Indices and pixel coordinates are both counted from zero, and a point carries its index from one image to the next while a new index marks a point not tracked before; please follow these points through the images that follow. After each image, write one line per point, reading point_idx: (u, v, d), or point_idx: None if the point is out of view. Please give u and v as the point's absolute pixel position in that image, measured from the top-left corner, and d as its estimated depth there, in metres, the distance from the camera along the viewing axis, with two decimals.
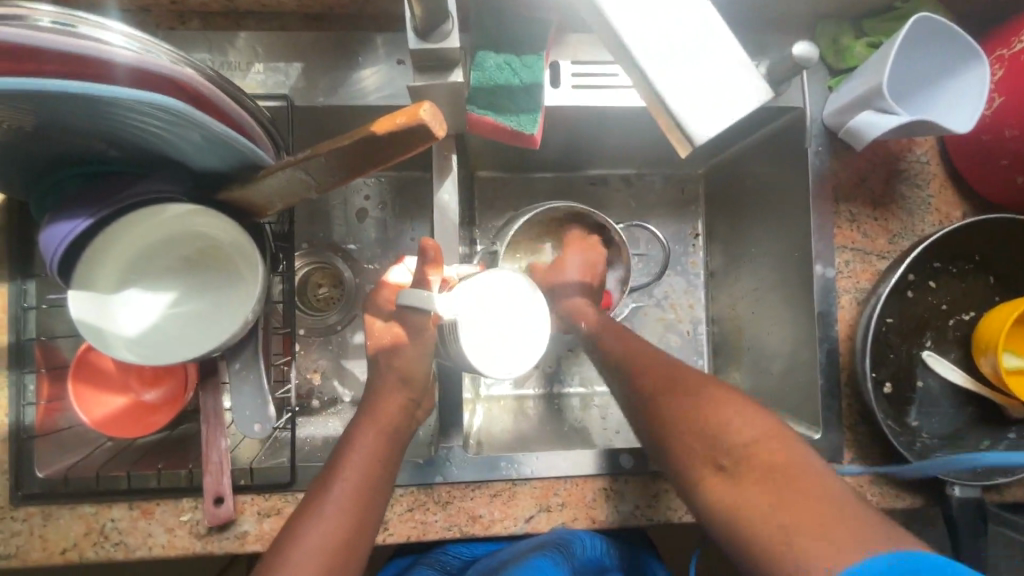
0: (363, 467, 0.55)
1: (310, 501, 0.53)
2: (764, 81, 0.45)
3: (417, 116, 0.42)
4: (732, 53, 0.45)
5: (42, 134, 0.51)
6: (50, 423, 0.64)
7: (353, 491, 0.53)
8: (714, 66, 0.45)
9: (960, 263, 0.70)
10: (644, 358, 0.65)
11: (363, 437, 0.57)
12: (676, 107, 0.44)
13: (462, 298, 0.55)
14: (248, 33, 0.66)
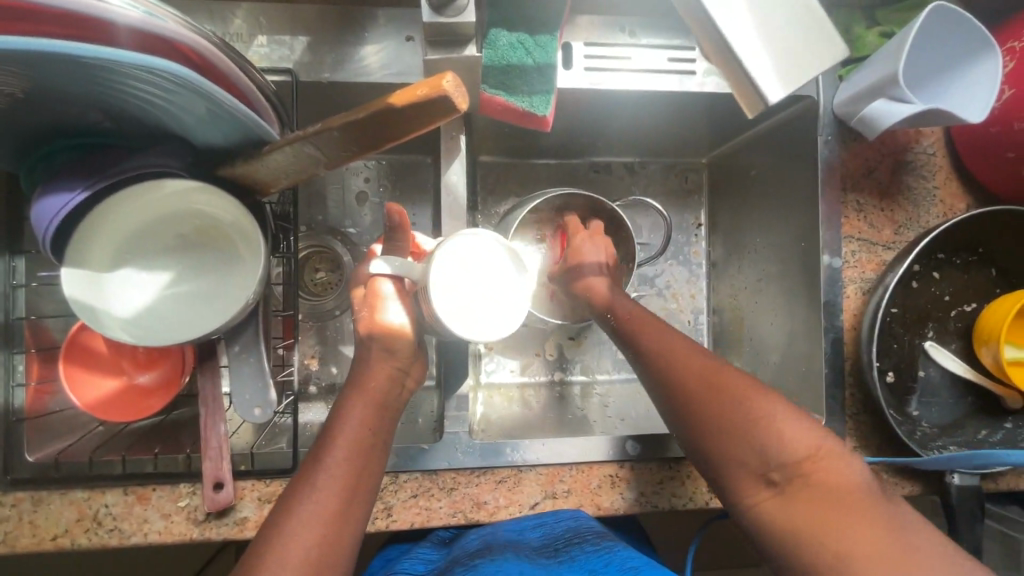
0: (354, 444, 0.52)
1: (298, 480, 0.50)
2: (840, 46, 0.55)
3: (440, 87, 0.41)
4: (787, 24, 0.55)
5: (35, 101, 0.48)
6: (40, 405, 0.62)
7: (343, 471, 0.50)
8: (772, 37, 0.54)
9: (965, 255, 0.71)
10: (689, 356, 0.59)
11: (352, 413, 0.53)
12: (764, 87, 0.54)
13: (441, 261, 0.54)
14: (251, 4, 0.64)
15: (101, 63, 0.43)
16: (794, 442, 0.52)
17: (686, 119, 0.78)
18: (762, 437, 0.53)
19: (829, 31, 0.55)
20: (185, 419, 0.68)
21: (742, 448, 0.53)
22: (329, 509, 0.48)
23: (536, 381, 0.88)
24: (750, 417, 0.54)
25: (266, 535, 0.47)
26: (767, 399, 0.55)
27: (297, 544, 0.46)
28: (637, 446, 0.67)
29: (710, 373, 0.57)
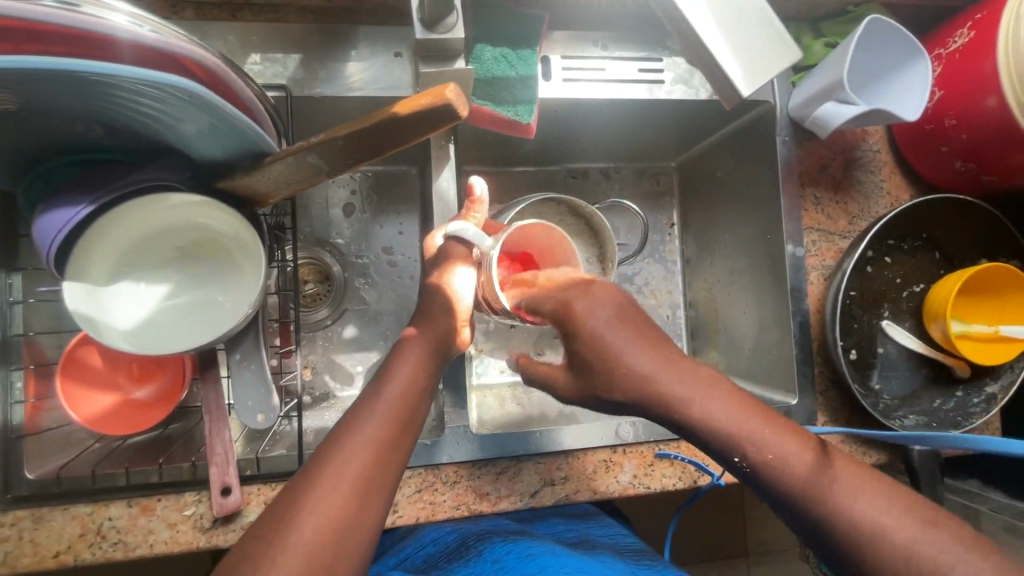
0: (393, 416, 0.51)
1: (330, 442, 0.49)
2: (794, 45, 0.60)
3: (442, 97, 0.45)
4: (750, 30, 0.60)
5: (39, 119, 0.50)
6: (38, 422, 0.62)
7: (380, 434, 0.50)
8: (739, 41, 0.60)
9: (910, 241, 0.78)
10: (687, 390, 0.53)
11: (392, 382, 0.53)
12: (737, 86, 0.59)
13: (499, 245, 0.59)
14: (244, 24, 0.67)
15: (110, 79, 0.44)
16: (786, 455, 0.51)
17: (656, 126, 0.83)
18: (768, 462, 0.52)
19: (781, 40, 0.60)
20: (180, 432, 0.68)
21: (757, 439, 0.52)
22: (357, 470, 0.48)
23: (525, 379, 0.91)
24: (749, 434, 0.52)
25: (297, 491, 0.46)
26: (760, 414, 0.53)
27: (325, 503, 0.46)
28: (628, 432, 0.71)
29: (709, 407, 0.53)
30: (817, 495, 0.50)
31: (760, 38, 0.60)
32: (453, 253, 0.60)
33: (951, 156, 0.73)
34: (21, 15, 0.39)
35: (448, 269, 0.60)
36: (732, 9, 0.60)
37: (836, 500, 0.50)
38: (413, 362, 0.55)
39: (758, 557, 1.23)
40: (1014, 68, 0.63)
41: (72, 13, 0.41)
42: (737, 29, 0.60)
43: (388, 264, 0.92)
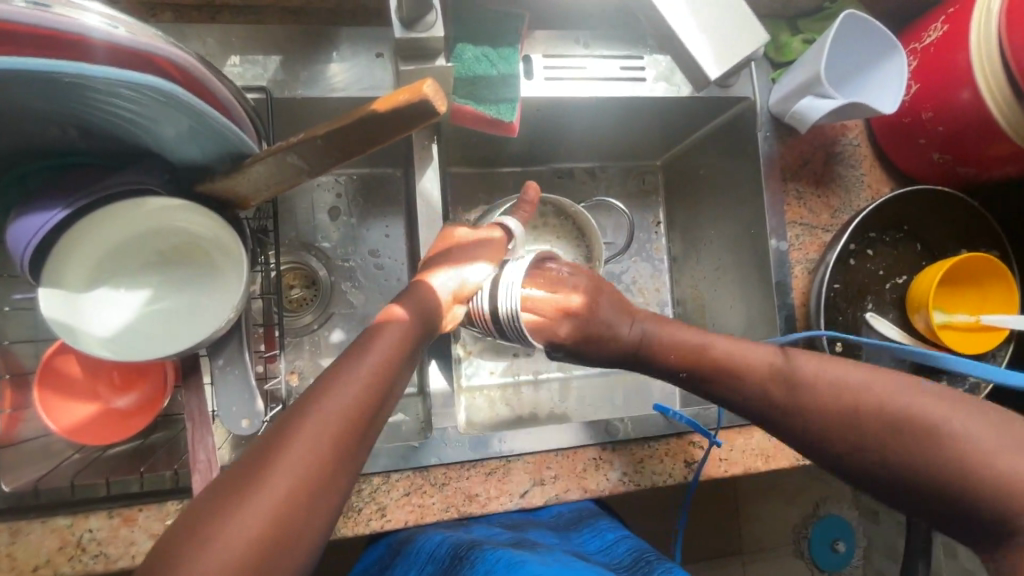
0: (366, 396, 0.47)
1: (287, 422, 0.44)
2: (763, 29, 0.61)
3: (420, 93, 0.44)
4: (722, 13, 0.60)
5: (12, 125, 0.49)
6: (13, 433, 0.60)
7: (350, 413, 0.46)
8: (706, 27, 0.60)
9: (892, 233, 0.79)
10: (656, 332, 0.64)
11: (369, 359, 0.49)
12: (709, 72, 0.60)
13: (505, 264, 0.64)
14: (223, 27, 0.66)
15: (83, 81, 0.44)
16: (774, 385, 0.57)
17: (639, 124, 0.84)
18: (760, 393, 0.58)
19: (746, 18, 0.60)
20: (162, 442, 0.67)
21: (718, 354, 0.60)
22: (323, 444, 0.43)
23: (515, 379, 0.91)
24: (741, 363, 0.59)
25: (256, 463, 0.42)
26: (745, 346, 0.61)
27: (282, 473, 0.41)
28: (617, 428, 0.70)
29: (696, 348, 0.61)
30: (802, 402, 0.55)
31: (727, 22, 0.60)
32: (486, 244, 0.64)
33: (928, 149, 0.74)
34: None
35: (472, 255, 0.62)
36: None
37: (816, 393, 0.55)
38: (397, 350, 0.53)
39: (752, 554, 1.23)
40: (986, 60, 0.64)
41: (42, 12, 0.40)
42: (715, 13, 0.60)
43: (374, 267, 0.92)
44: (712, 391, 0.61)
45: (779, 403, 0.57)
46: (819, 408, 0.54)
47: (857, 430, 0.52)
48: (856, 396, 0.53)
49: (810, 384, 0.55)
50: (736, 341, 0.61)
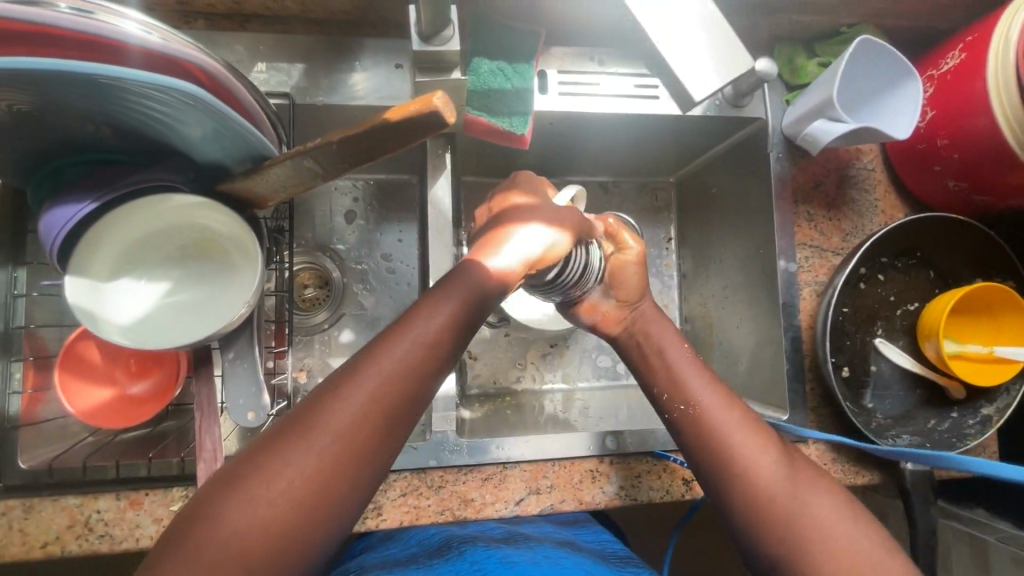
0: (396, 373, 0.49)
1: (312, 407, 0.47)
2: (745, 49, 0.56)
3: (431, 104, 0.44)
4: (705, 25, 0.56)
5: (50, 121, 0.52)
6: (32, 413, 0.63)
7: (381, 391, 0.48)
8: (692, 42, 0.55)
9: (904, 259, 0.78)
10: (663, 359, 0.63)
11: (406, 333, 0.50)
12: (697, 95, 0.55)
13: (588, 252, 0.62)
14: (253, 34, 0.69)
15: (114, 81, 0.46)
16: (772, 474, 0.55)
17: (652, 142, 0.85)
18: (750, 466, 0.55)
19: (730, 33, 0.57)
20: (173, 429, 0.70)
21: (707, 403, 0.59)
22: (349, 420, 0.46)
23: (519, 388, 0.93)
24: (720, 422, 0.57)
25: (291, 433, 0.45)
26: (735, 417, 0.58)
27: (311, 447, 0.45)
28: (616, 441, 0.70)
29: (686, 391, 0.60)
30: (759, 482, 0.54)
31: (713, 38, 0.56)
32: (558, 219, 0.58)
33: (944, 176, 0.74)
34: (26, 17, 0.41)
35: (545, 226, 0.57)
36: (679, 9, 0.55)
37: (783, 484, 0.54)
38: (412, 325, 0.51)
39: None
40: (1004, 89, 0.64)
41: (86, 20, 0.43)
42: (692, 29, 0.56)
43: (386, 271, 0.94)
44: (692, 436, 0.58)
45: (744, 483, 0.55)
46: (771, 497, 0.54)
47: (808, 546, 0.51)
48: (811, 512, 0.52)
49: (800, 490, 0.54)
50: (759, 427, 0.58)
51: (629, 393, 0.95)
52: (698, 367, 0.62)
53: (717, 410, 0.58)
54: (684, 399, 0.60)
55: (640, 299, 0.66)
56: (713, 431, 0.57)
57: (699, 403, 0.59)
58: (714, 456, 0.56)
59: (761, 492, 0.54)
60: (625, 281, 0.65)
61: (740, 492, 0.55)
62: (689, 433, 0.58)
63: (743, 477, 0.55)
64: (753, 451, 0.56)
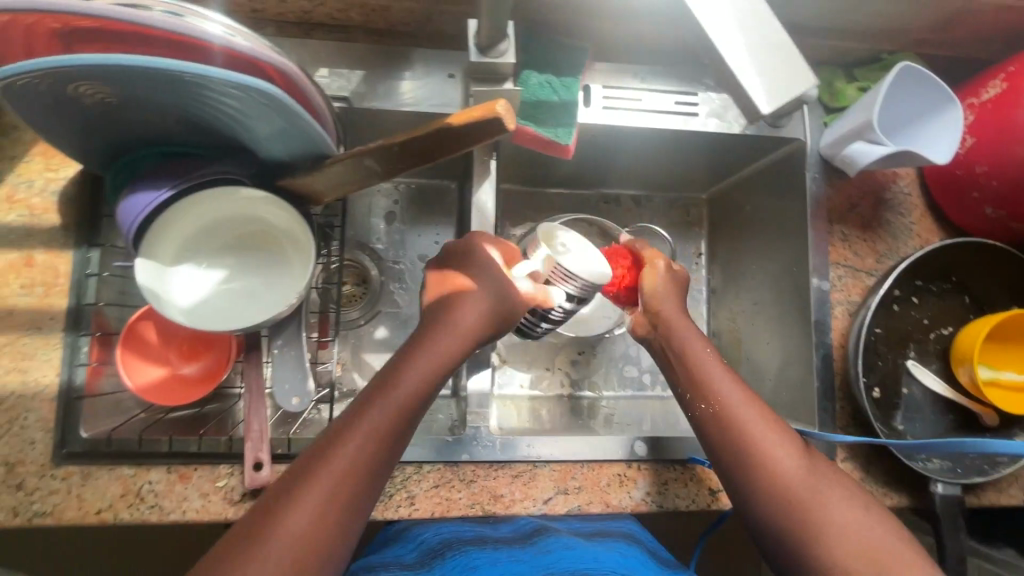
0: (402, 402, 0.55)
1: (332, 436, 0.53)
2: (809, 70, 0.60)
3: (494, 111, 0.48)
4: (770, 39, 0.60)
5: (135, 114, 0.56)
6: (96, 385, 0.66)
7: (390, 418, 0.54)
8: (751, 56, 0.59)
9: (939, 283, 0.78)
10: (693, 366, 0.63)
11: (411, 367, 0.57)
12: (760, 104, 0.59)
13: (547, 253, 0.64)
14: (317, 42, 0.74)
15: (198, 78, 0.50)
16: (797, 469, 0.56)
17: (688, 158, 0.87)
18: (773, 464, 0.56)
19: (793, 55, 0.60)
20: (220, 410, 0.74)
21: (736, 404, 0.60)
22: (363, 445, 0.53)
23: (546, 393, 0.95)
24: (745, 422, 0.59)
25: (313, 458, 0.52)
26: (766, 421, 0.59)
27: (331, 470, 0.51)
28: (644, 448, 0.72)
29: (712, 394, 0.61)
30: (780, 480, 0.56)
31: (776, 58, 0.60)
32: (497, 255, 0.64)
33: (982, 203, 0.74)
34: (127, 17, 0.45)
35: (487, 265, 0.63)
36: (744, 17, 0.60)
37: (810, 488, 0.55)
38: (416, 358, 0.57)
39: None
40: None
41: (171, 21, 0.47)
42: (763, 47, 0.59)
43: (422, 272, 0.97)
44: (716, 437, 0.60)
45: (765, 480, 0.56)
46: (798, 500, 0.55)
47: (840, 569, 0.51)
48: (837, 513, 0.54)
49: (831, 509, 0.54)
50: (780, 426, 0.59)
51: (653, 404, 0.97)
52: (723, 370, 0.63)
53: (739, 410, 0.59)
54: (709, 399, 0.61)
55: (661, 304, 0.68)
56: (735, 430, 0.59)
57: (725, 404, 0.60)
58: (736, 458, 0.58)
59: (786, 489, 0.55)
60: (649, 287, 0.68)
61: (765, 487, 0.56)
62: (715, 429, 0.60)
63: (763, 471, 0.56)
64: (774, 448, 0.57)
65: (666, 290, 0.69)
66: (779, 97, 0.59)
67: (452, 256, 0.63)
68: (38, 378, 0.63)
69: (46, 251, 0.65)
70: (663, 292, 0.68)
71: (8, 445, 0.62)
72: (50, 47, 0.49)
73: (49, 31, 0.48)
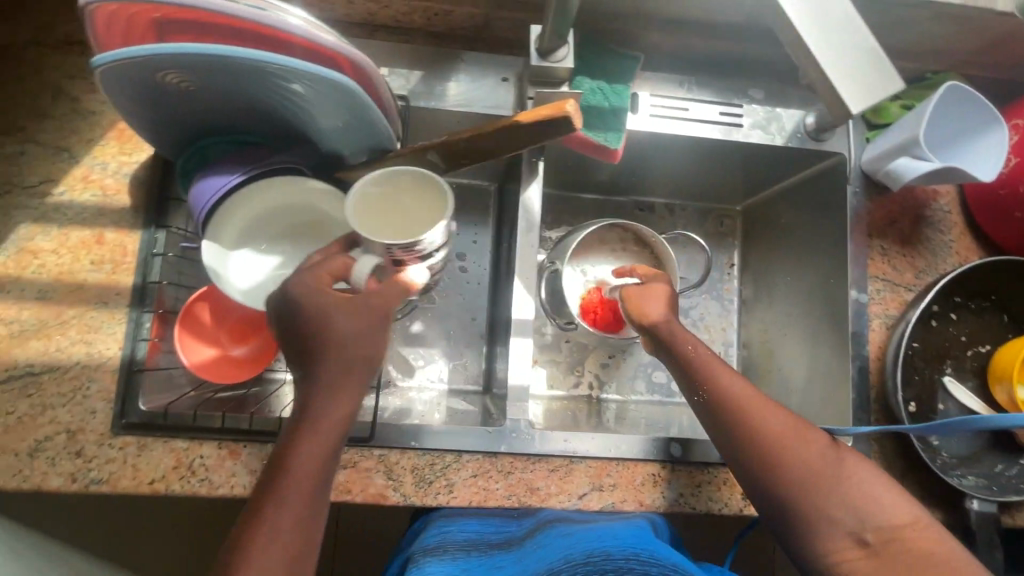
0: (328, 421, 0.53)
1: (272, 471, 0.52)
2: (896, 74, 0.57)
3: (563, 110, 0.51)
4: (862, 42, 0.57)
5: (214, 104, 0.59)
6: (154, 360, 0.69)
7: (318, 441, 0.53)
8: (845, 55, 0.57)
9: (978, 301, 0.79)
10: (728, 371, 0.64)
11: (321, 386, 0.53)
12: (852, 105, 0.56)
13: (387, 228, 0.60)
14: (379, 42, 0.77)
15: (280, 70, 0.53)
16: (816, 460, 0.59)
17: (728, 168, 0.88)
18: (765, 436, 0.60)
19: (883, 61, 0.57)
20: (266, 393, 0.77)
21: (762, 409, 0.61)
22: (301, 471, 0.52)
23: (575, 395, 0.96)
24: (768, 424, 0.60)
25: (262, 496, 0.51)
26: (796, 425, 0.61)
27: (278, 503, 0.50)
28: (678, 449, 0.73)
29: (734, 400, 0.62)
30: (800, 476, 0.58)
31: (865, 62, 0.57)
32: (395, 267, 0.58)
33: None
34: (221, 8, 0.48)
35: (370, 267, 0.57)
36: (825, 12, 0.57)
37: (835, 487, 0.57)
38: (326, 374, 0.54)
39: None
40: None
41: (258, 13, 0.49)
42: (845, 47, 0.57)
43: (459, 269, 0.98)
44: (737, 438, 0.61)
45: (778, 480, 0.59)
46: (822, 499, 0.57)
47: None
48: (861, 507, 0.57)
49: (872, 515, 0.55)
50: (770, 402, 0.62)
51: (681, 411, 0.97)
52: (730, 372, 0.65)
53: (753, 406, 0.62)
54: (733, 403, 0.62)
55: (666, 318, 0.69)
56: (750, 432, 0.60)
57: (739, 410, 0.62)
58: (757, 458, 0.60)
59: (807, 489, 0.58)
60: (646, 299, 0.71)
61: (783, 485, 0.58)
62: (713, 415, 0.63)
63: (776, 468, 0.59)
64: (785, 451, 0.59)
65: (661, 296, 0.71)
66: (868, 100, 0.56)
67: (311, 296, 0.54)
68: (102, 350, 0.66)
69: (116, 230, 0.69)
70: (665, 304, 0.71)
71: (69, 413, 0.64)
72: (147, 37, 0.53)
73: (148, 21, 0.52)
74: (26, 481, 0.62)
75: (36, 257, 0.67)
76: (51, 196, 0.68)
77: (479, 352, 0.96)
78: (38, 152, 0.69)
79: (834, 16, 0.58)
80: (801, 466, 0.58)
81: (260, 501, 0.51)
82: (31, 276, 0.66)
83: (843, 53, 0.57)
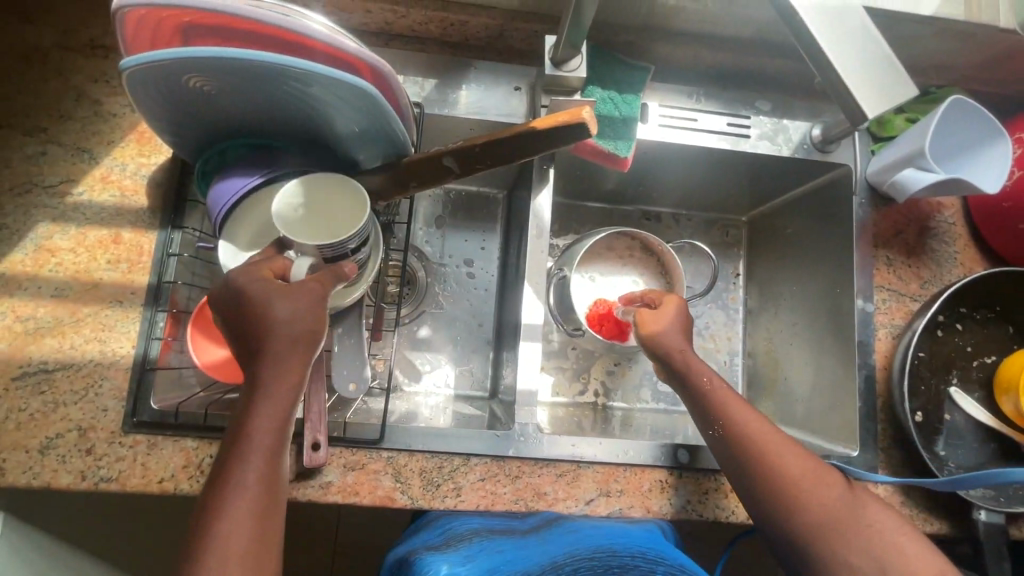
0: (274, 408, 0.51)
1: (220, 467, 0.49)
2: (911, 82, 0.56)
3: (579, 117, 0.53)
4: (877, 50, 0.56)
5: (234, 108, 0.60)
6: (166, 359, 0.70)
7: (266, 430, 0.50)
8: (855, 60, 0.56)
9: (983, 312, 0.80)
10: (727, 393, 0.66)
11: (261, 371, 0.51)
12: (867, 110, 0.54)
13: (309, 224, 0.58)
14: (394, 50, 0.78)
15: (301, 75, 0.54)
16: (828, 501, 0.59)
17: (734, 179, 0.90)
18: (781, 479, 0.60)
19: (899, 70, 0.56)
20: None
21: (777, 446, 0.62)
22: (251, 463, 0.49)
23: (580, 402, 0.96)
24: (781, 457, 0.61)
25: (212, 496, 0.49)
26: (810, 463, 0.61)
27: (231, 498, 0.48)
28: (686, 456, 0.73)
29: (743, 429, 0.63)
30: (812, 520, 0.58)
31: (879, 71, 0.56)
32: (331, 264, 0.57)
33: None
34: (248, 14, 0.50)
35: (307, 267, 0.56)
36: (837, 18, 0.57)
37: (849, 527, 0.58)
38: (267, 359, 0.51)
39: None
40: None
41: (281, 18, 0.51)
42: (859, 52, 0.56)
43: (466, 275, 0.99)
44: (754, 477, 0.61)
45: (792, 527, 0.59)
46: (832, 537, 0.57)
47: None
48: (871, 543, 0.57)
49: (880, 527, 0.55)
50: (781, 435, 0.63)
51: (686, 419, 0.97)
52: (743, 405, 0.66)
53: (765, 441, 0.62)
54: (744, 431, 0.63)
55: (684, 346, 0.70)
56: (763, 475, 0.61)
57: (754, 444, 0.62)
58: (771, 500, 0.60)
59: (822, 534, 0.58)
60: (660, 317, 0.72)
61: (793, 528, 0.59)
62: (728, 450, 0.63)
63: (790, 515, 0.59)
64: (800, 502, 0.59)
65: (676, 316, 0.73)
66: (884, 105, 0.55)
67: (251, 282, 0.52)
68: (114, 348, 0.67)
69: (133, 230, 0.70)
70: (680, 324, 0.72)
71: (80, 410, 0.64)
72: (173, 42, 0.54)
73: (174, 27, 0.53)
74: (36, 478, 0.62)
75: (54, 255, 0.68)
76: (69, 196, 0.69)
77: (486, 358, 0.96)
78: (59, 152, 0.70)
79: (851, 26, 0.57)
80: (818, 508, 0.59)
81: (212, 498, 0.48)
82: (47, 274, 0.67)
83: (853, 56, 0.55)
